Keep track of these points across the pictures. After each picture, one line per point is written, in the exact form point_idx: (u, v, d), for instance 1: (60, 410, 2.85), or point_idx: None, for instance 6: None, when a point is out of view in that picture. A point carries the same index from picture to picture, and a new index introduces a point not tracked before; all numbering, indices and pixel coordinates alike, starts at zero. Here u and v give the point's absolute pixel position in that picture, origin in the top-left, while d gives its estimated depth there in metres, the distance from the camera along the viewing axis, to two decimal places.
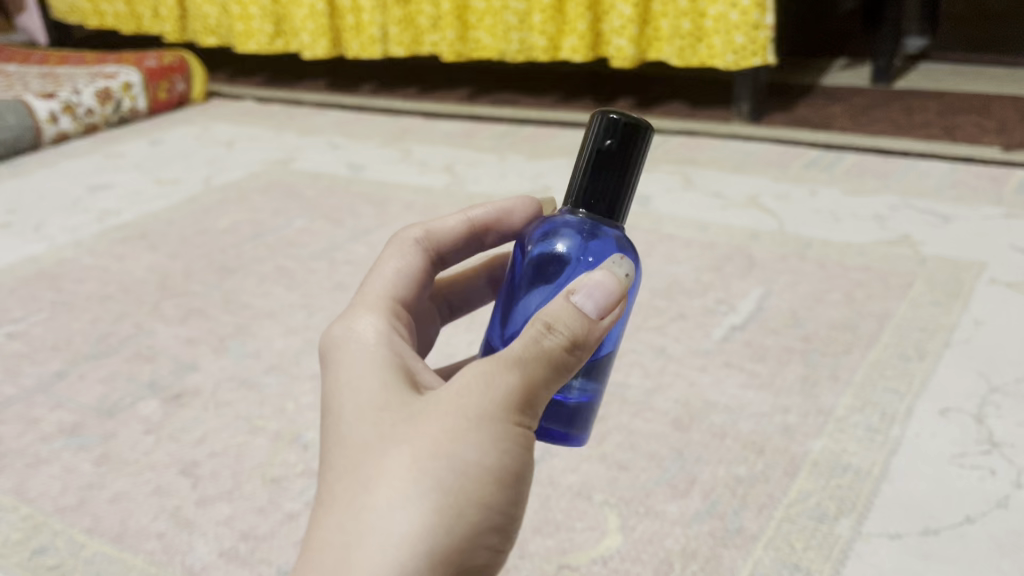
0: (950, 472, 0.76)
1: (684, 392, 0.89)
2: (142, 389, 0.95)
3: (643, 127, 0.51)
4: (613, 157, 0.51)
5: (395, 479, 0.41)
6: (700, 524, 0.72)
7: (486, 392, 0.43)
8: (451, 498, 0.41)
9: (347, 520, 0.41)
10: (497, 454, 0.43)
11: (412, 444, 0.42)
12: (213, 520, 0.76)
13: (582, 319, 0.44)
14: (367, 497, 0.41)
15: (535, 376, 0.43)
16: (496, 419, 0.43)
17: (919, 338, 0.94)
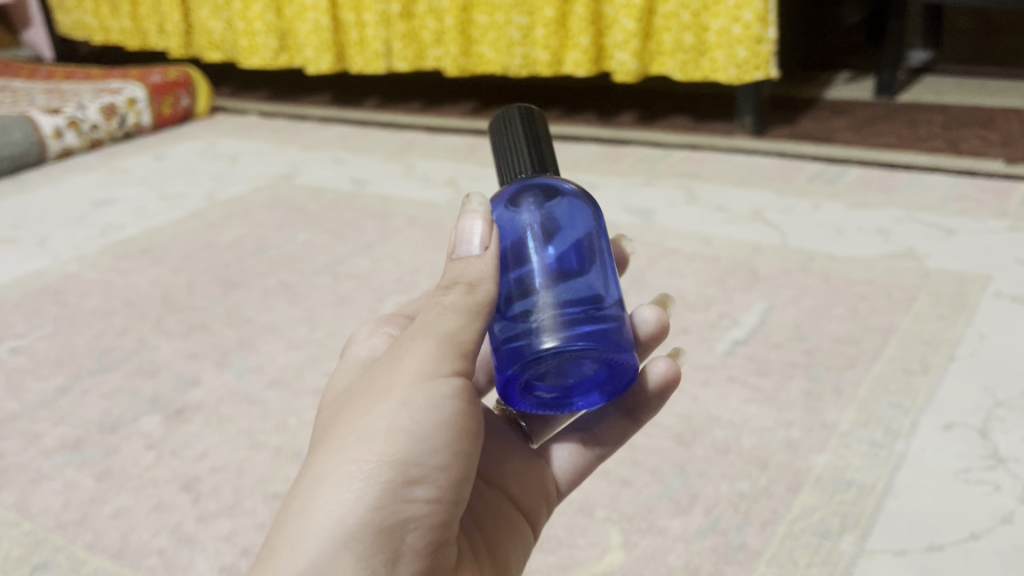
0: (955, 488, 0.75)
1: (687, 407, 0.89)
2: (145, 404, 0.95)
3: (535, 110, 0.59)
4: (527, 130, 0.57)
5: (333, 452, 0.48)
6: (702, 540, 0.72)
7: (405, 363, 0.50)
8: (376, 454, 0.47)
9: (298, 495, 0.48)
10: (407, 416, 0.48)
11: (343, 422, 0.49)
12: (214, 536, 0.76)
13: (469, 266, 0.50)
14: (313, 470, 0.48)
15: (437, 339, 0.49)
16: (412, 383, 0.49)
17: (923, 352, 0.94)
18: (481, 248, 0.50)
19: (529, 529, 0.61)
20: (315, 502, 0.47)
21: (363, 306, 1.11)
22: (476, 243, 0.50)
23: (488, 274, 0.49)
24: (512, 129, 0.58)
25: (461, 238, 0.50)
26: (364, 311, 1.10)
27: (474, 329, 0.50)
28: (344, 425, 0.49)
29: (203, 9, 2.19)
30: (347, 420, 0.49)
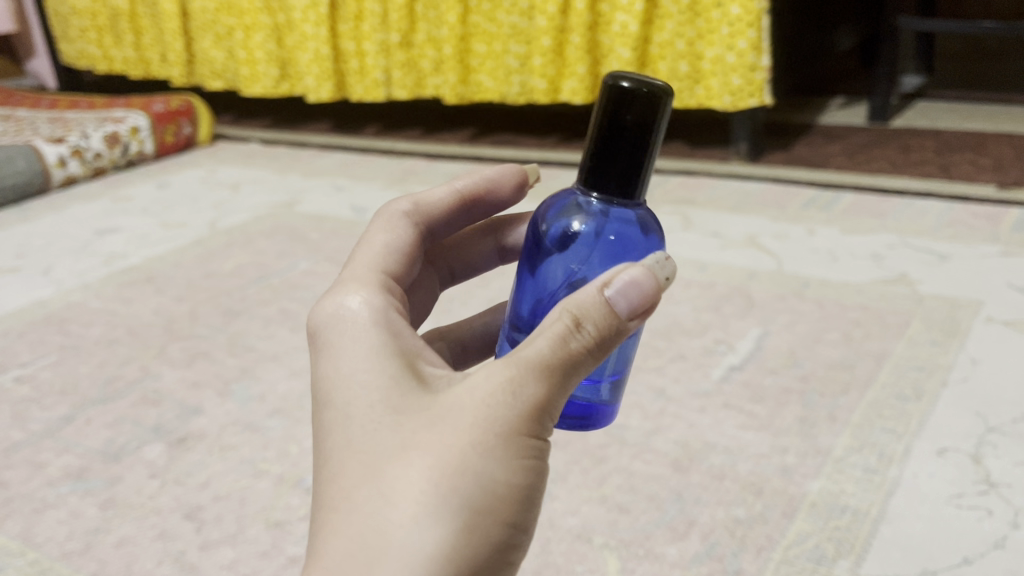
0: (948, 513, 0.76)
1: (683, 433, 0.90)
2: (148, 433, 0.96)
3: (662, 95, 0.48)
4: (631, 132, 0.48)
5: (423, 494, 0.40)
6: (699, 566, 0.73)
7: (510, 402, 0.42)
8: (474, 510, 0.41)
9: (367, 531, 0.40)
10: (519, 473, 0.42)
11: (435, 457, 0.41)
12: (217, 564, 0.77)
13: (610, 315, 0.43)
14: (389, 506, 0.40)
15: (557, 385, 0.43)
16: (521, 432, 0.42)
17: (916, 377, 0.95)
18: (627, 314, 0.43)
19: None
20: (400, 552, 0.39)
21: None
22: (627, 302, 0.43)
23: (620, 334, 0.44)
24: (614, 119, 0.48)
25: (611, 278, 0.44)
26: None
27: (580, 379, 0.44)
28: (433, 460, 0.41)
29: (205, 39, 2.23)
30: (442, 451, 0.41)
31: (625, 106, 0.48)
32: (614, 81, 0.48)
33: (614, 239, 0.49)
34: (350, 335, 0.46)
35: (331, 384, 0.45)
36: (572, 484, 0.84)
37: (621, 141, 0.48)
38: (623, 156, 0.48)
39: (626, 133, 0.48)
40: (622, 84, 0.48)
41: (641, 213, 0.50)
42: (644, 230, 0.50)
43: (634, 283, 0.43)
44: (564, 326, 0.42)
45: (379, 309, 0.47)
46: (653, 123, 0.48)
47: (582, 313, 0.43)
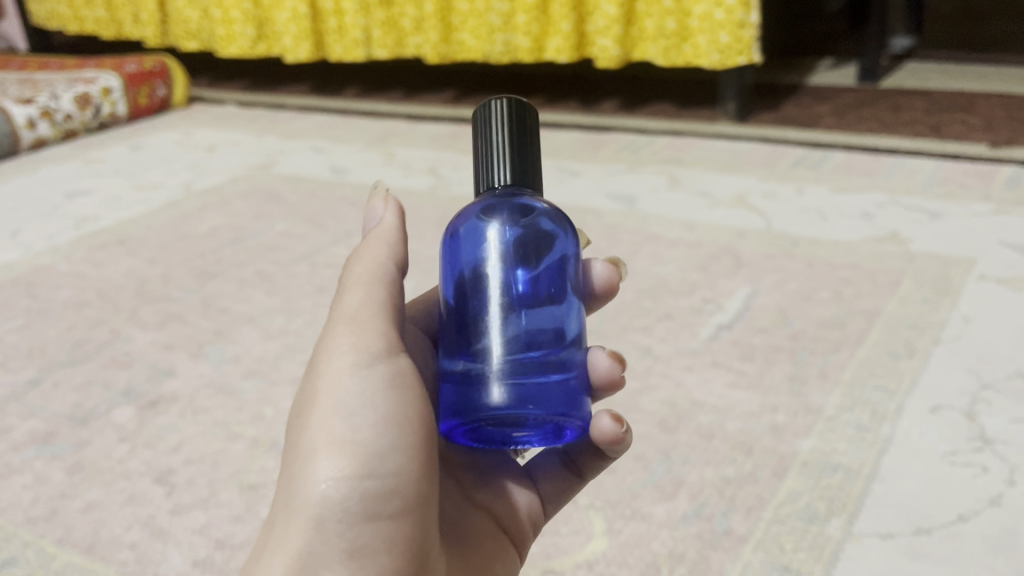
0: (942, 470, 0.74)
1: (671, 392, 0.88)
2: (118, 396, 0.92)
3: (529, 108, 0.55)
4: (519, 131, 0.53)
5: (287, 468, 0.47)
6: (687, 526, 0.71)
7: (321, 374, 0.48)
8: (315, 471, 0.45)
9: (266, 530, 0.47)
10: (346, 426, 0.46)
11: (288, 453, 0.48)
12: (188, 529, 0.74)
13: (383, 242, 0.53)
14: (274, 504, 0.47)
15: (359, 329, 0.49)
16: (332, 371, 0.47)
17: (908, 335, 0.93)
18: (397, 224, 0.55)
19: (517, 551, 0.59)
20: (277, 538, 0.46)
21: None
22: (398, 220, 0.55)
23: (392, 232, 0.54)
24: (500, 126, 0.53)
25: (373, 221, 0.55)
26: None
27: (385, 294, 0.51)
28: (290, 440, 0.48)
29: None
30: (292, 443, 0.48)
31: (509, 115, 0.54)
32: (491, 102, 0.54)
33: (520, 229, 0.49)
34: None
35: None
36: None
37: (512, 140, 0.53)
38: (517, 148, 0.53)
39: (516, 133, 0.53)
40: (502, 99, 0.54)
41: (548, 206, 0.51)
42: (553, 219, 0.50)
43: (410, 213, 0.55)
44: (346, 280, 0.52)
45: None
46: (530, 130, 0.54)
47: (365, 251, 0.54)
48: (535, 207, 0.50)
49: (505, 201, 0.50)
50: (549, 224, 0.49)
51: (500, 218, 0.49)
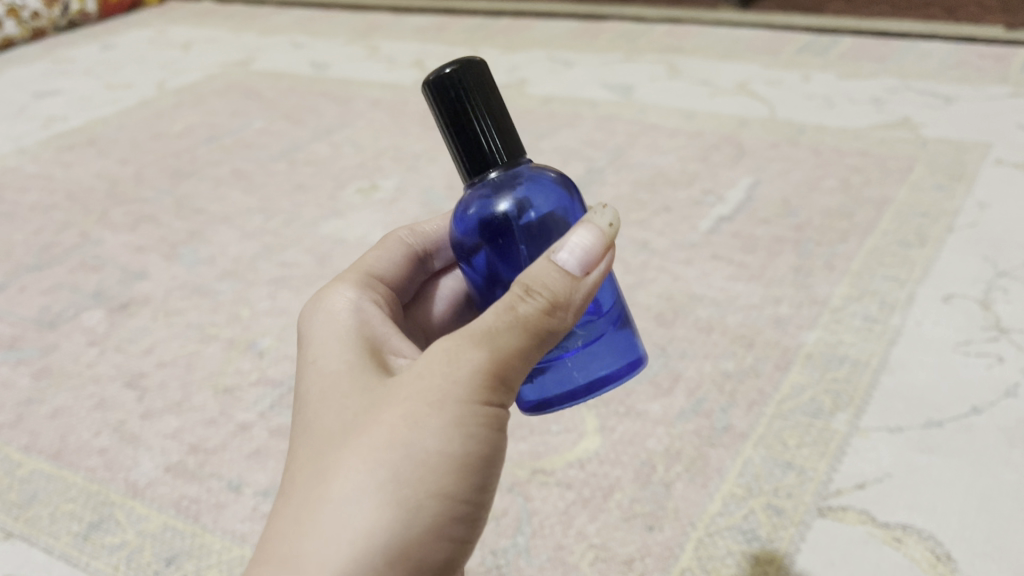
0: (954, 361, 0.70)
1: (668, 286, 0.83)
2: (87, 299, 0.88)
3: (480, 63, 0.44)
4: (484, 106, 0.44)
5: (347, 474, 0.36)
6: (685, 422, 0.67)
7: (449, 369, 0.38)
8: (413, 477, 0.36)
9: (302, 503, 0.36)
10: (462, 442, 0.37)
11: (370, 433, 0.37)
12: (160, 433, 0.71)
13: (564, 279, 0.38)
14: (326, 478, 0.37)
15: (506, 345, 0.38)
16: (459, 398, 0.37)
17: (920, 223, 0.88)
18: (581, 272, 0.39)
19: None
20: (331, 525, 0.35)
21: (324, 193, 1.04)
22: (578, 260, 0.39)
23: (576, 300, 0.39)
24: (465, 101, 0.44)
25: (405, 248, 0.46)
26: (324, 198, 1.03)
27: (535, 353, 0.39)
28: (358, 439, 0.37)
29: None
30: (377, 423, 0.37)
31: (462, 91, 0.44)
32: (439, 77, 0.43)
33: (536, 209, 0.43)
34: (325, 331, 0.45)
35: (303, 368, 0.44)
36: None
37: (483, 124, 0.44)
38: (490, 128, 0.44)
39: (482, 110, 0.44)
40: (447, 73, 0.43)
41: (558, 177, 0.45)
42: (562, 188, 0.44)
43: (579, 236, 0.39)
44: (511, 301, 0.39)
45: (360, 313, 0.46)
46: (494, 91, 0.45)
47: (532, 281, 0.39)
48: (538, 173, 0.44)
49: (511, 177, 0.44)
50: (554, 190, 0.44)
51: (510, 200, 0.43)
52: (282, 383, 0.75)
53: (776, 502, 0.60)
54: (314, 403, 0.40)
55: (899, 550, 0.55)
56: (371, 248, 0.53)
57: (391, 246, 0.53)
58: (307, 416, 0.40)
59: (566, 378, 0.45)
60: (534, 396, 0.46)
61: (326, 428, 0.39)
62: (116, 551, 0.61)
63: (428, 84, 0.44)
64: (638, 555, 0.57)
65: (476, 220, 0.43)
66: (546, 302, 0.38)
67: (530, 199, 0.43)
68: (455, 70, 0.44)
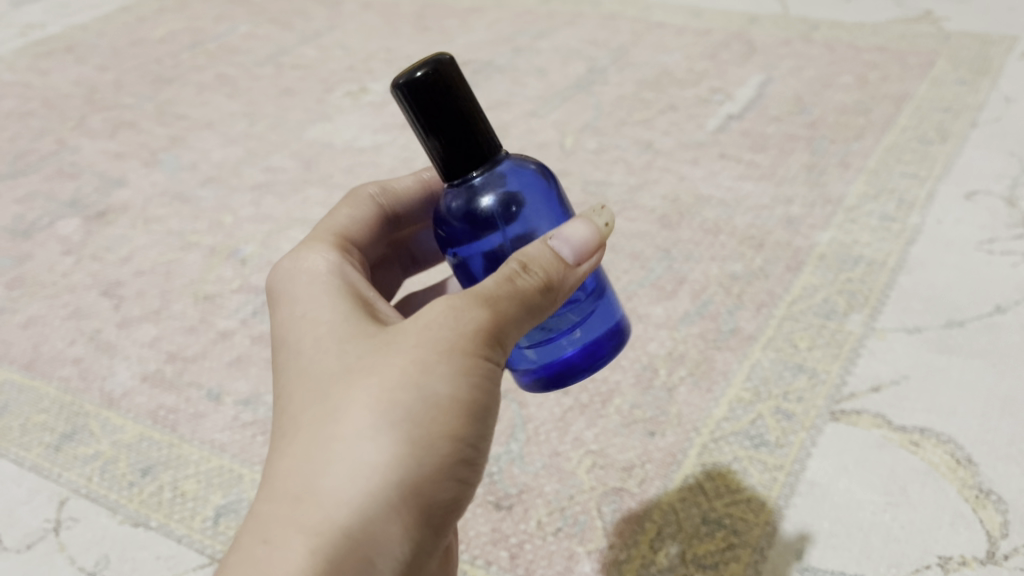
0: (976, 260, 0.66)
1: (673, 187, 0.79)
2: (63, 207, 0.84)
3: (449, 61, 0.39)
4: (460, 111, 0.39)
5: (356, 412, 0.33)
6: (689, 326, 0.64)
7: (457, 319, 0.35)
8: (426, 417, 0.34)
9: (311, 442, 0.33)
10: (473, 389, 0.35)
11: (379, 375, 0.34)
12: (137, 342, 0.67)
13: (558, 263, 0.38)
14: (335, 417, 0.34)
15: (507, 310, 0.36)
16: (467, 348, 0.35)
17: (942, 118, 0.82)
18: (574, 261, 0.38)
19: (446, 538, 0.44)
20: (344, 463, 0.33)
21: (310, 97, 0.99)
22: (573, 248, 0.38)
23: (567, 286, 0.38)
24: (439, 108, 0.39)
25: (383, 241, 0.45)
26: (311, 102, 0.98)
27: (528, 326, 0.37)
28: (368, 381, 0.34)
29: None
30: (386, 365, 0.34)
31: (436, 96, 0.39)
32: (408, 82, 0.38)
33: (518, 207, 0.40)
34: (304, 290, 0.41)
35: (286, 326, 0.40)
36: None
37: (460, 127, 0.39)
38: (467, 131, 0.40)
39: (458, 113, 0.39)
40: (419, 77, 0.38)
41: (537, 167, 0.42)
42: (541, 180, 0.42)
43: (574, 226, 0.39)
44: (509, 269, 0.37)
45: (343, 271, 0.43)
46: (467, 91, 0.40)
47: (529, 257, 0.38)
48: (519, 166, 0.41)
49: (493, 171, 0.40)
50: (534, 182, 0.41)
51: (491, 198, 0.40)
52: (264, 290, 0.71)
53: (786, 407, 0.56)
54: (309, 349, 0.37)
55: (916, 455, 0.52)
56: (340, 210, 0.49)
57: (362, 208, 0.50)
58: (303, 361, 0.37)
59: (560, 358, 0.43)
60: (529, 375, 0.44)
61: (327, 369, 0.36)
62: (90, 462, 0.58)
63: (397, 85, 0.39)
64: (638, 462, 0.54)
65: (459, 215, 0.40)
66: (543, 277, 0.37)
67: (511, 195, 0.40)
68: (426, 73, 0.38)
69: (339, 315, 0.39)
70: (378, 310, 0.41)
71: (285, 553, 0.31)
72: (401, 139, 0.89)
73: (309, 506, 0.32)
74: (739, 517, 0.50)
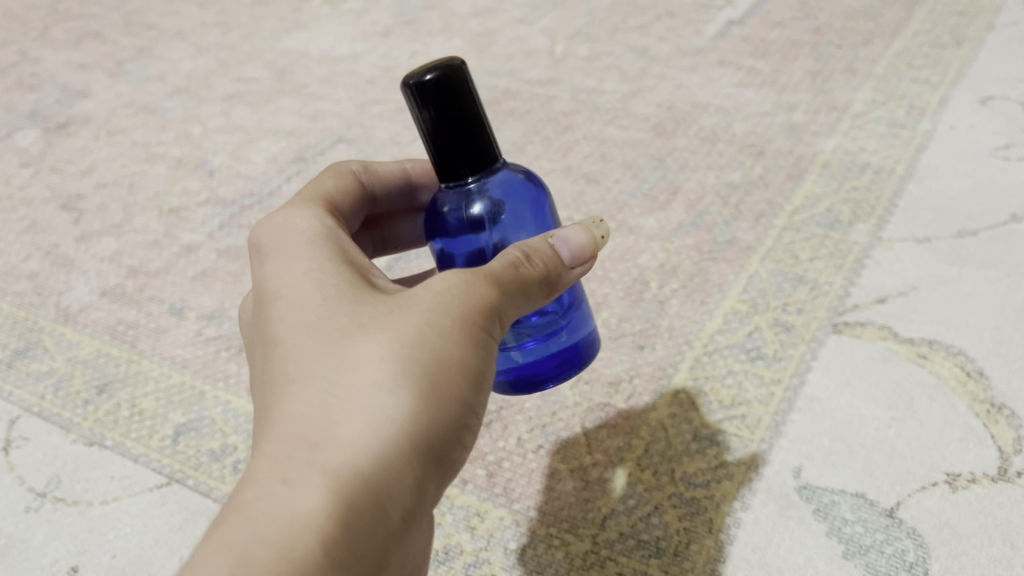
0: (991, 167, 0.61)
1: (668, 95, 0.74)
2: (22, 120, 0.79)
3: (462, 65, 0.34)
4: (470, 121, 0.34)
5: (367, 361, 0.28)
6: (683, 237, 0.60)
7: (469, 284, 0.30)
8: (441, 376, 0.28)
9: (315, 391, 0.28)
10: (481, 356, 0.29)
11: (389, 327, 0.29)
12: (96, 256, 0.63)
13: (555, 260, 0.33)
14: (344, 366, 0.28)
15: (507, 292, 0.31)
16: (477, 317, 0.29)
17: (956, 22, 0.77)
18: (566, 262, 0.33)
19: None
20: (352, 414, 0.27)
21: (287, 8, 0.94)
22: (569, 249, 0.33)
23: (556, 289, 0.33)
24: (445, 120, 0.34)
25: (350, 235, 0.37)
26: (287, 12, 0.93)
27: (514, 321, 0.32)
28: (379, 332, 0.29)
29: None
30: (398, 317, 0.29)
31: (447, 105, 0.33)
32: (418, 82, 0.33)
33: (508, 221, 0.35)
34: (288, 244, 0.34)
35: (268, 280, 0.33)
36: (532, 157, 0.69)
37: (467, 141, 0.34)
38: (475, 140, 0.34)
39: (464, 123, 0.34)
40: (427, 81, 0.33)
41: (538, 187, 0.36)
42: (539, 200, 0.36)
43: (570, 229, 0.33)
44: (510, 254, 0.32)
45: (336, 240, 0.35)
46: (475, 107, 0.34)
47: (531, 247, 0.32)
48: (516, 179, 0.35)
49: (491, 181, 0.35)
50: (532, 200, 0.35)
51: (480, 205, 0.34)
52: (233, 203, 0.67)
53: (785, 319, 0.53)
54: (295, 295, 0.31)
55: (924, 368, 0.48)
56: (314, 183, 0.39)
57: (345, 180, 0.40)
58: (286, 306, 0.31)
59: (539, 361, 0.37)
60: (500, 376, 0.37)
61: (322, 315, 0.30)
62: (43, 379, 0.54)
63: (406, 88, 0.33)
64: (626, 377, 0.51)
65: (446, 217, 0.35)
66: (542, 266, 0.32)
67: (502, 210, 0.34)
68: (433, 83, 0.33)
69: (329, 266, 0.32)
70: (370, 275, 0.34)
71: (291, 506, 0.25)
72: (380, 50, 0.85)
73: (315, 455, 0.26)
74: (733, 434, 0.46)
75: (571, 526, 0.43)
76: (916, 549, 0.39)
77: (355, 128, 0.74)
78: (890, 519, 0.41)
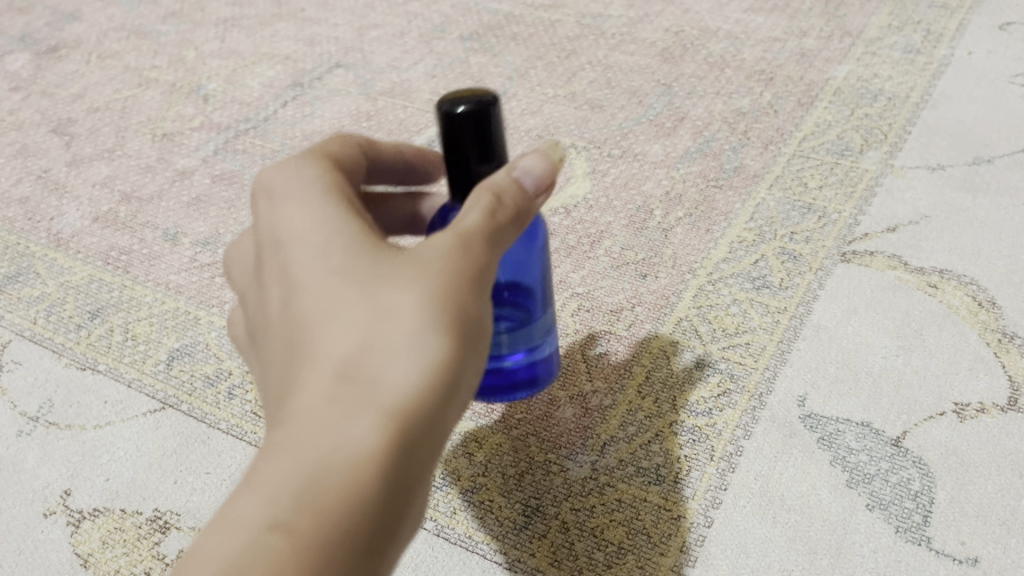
0: (1008, 93, 0.60)
1: (676, 21, 0.72)
2: (11, 43, 0.77)
3: (496, 99, 0.30)
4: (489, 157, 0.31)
5: (403, 312, 0.25)
6: (688, 165, 0.58)
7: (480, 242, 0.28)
8: (468, 328, 0.26)
9: (348, 337, 0.25)
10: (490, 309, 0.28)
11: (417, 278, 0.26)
12: (89, 182, 0.62)
13: (525, 199, 0.30)
14: (375, 313, 0.25)
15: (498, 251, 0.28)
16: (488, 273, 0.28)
17: None
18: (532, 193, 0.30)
19: None
20: (396, 362, 0.25)
21: None
22: (533, 183, 0.30)
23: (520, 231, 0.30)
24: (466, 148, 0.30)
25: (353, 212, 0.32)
26: None
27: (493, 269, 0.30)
28: (407, 283, 0.26)
29: None
30: (422, 269, 0.26)
31: (469, 139, 0.30)
32: (447, 111, 0.30)
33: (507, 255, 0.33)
34: (289, 191, 0.30)
35: (277, 223, 0.29)
36: (534, 83, 0.67)
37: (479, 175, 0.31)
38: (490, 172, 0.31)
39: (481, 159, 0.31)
40: (459, 112, 0.29)
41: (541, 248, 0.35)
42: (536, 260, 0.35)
43: (530, 158, 0.30)
44: (481, 198, 0.29)
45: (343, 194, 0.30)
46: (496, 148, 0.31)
47: (496, 185, 0.29)
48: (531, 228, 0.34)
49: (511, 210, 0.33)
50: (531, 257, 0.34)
51: None
52: (228, 128, 0.65)
53: (792, 248, 0.51)
54: (314, 235, 0.28)
55: (934, 297, 0.47)
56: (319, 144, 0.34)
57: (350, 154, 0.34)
58: (302, 249, 0.28)
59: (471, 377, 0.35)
60: None
61: (343, 257, 0.27)
62: (34, 304, 0.53)
63: (439, 105, 0.30)
64: (628, 305, 0.49)
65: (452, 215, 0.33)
66: (513, 205, 0.29)
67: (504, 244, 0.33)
68: (465, 116, 0.30)
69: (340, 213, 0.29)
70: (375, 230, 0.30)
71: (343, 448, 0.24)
72: None
73: (359, 398, 0.24)
74: (736, 361, 0.45)
75: (570, 454, 0.42)
76: (922, 479, 0.39)
77: (353, 52, 0.72)
78: (896, 449, 0.40)
